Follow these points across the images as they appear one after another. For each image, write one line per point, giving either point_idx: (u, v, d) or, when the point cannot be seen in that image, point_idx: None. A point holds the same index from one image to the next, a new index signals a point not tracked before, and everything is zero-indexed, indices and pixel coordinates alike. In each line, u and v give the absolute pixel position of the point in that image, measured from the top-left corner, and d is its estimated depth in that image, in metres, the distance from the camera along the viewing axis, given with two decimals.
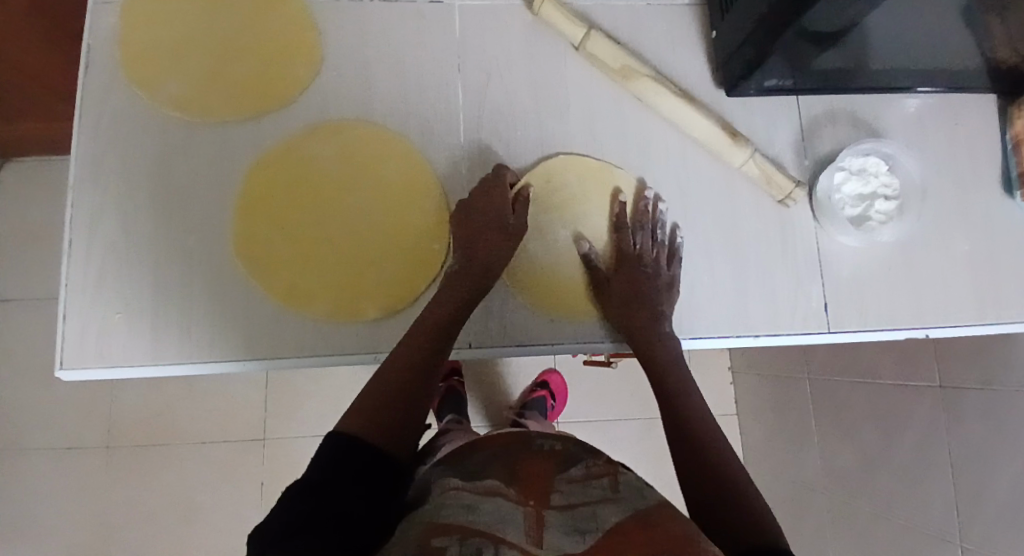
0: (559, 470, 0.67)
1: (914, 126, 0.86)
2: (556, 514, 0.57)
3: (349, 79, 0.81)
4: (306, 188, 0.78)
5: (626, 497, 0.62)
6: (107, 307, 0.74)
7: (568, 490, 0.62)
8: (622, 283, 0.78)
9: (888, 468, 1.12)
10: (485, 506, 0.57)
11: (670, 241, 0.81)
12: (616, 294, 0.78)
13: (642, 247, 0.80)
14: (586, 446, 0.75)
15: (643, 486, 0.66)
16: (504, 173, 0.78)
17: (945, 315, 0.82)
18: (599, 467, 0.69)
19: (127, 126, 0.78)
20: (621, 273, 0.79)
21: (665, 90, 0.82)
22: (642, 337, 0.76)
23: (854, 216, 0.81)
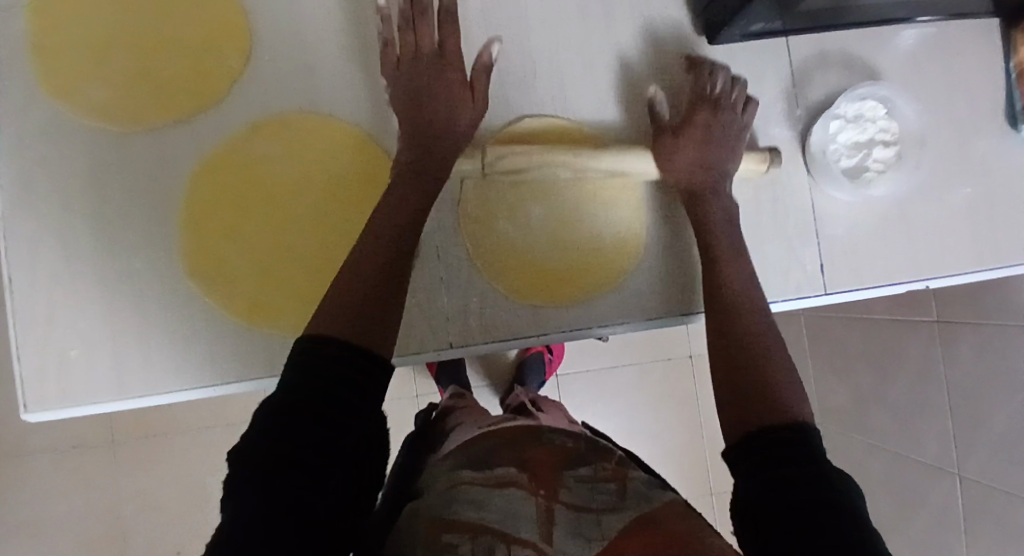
0: (567, 466, 0.63)
1: (912, 62, 0.78)
2: (564, 511, 0.55)
3: (287, 65, 0.73)
4: (256, 194, 0.71)
5: (633, 504, 0.58)
6: (63, 344, 0.70)
7: (578, 487, 0.59)
8: (691, 132, 0.72)
9: (886, 401, 1.12)
10: (494, 501, 0.55)
11: (744, 83, 0.74)
12: (681, 146, 0.72)
13: (719, 91, 0.74)
14: (596, 445, 0.72)
15: (653, 491, 0.62)
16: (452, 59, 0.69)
17: (945, 264, 0.78)
18: (609, 471, 0.64)
19: (50, 144, 0.70)
20: (699, 116, 0.72)
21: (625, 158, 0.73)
22: (697, 184, 0.72)
23: (849, 167, 0.76)
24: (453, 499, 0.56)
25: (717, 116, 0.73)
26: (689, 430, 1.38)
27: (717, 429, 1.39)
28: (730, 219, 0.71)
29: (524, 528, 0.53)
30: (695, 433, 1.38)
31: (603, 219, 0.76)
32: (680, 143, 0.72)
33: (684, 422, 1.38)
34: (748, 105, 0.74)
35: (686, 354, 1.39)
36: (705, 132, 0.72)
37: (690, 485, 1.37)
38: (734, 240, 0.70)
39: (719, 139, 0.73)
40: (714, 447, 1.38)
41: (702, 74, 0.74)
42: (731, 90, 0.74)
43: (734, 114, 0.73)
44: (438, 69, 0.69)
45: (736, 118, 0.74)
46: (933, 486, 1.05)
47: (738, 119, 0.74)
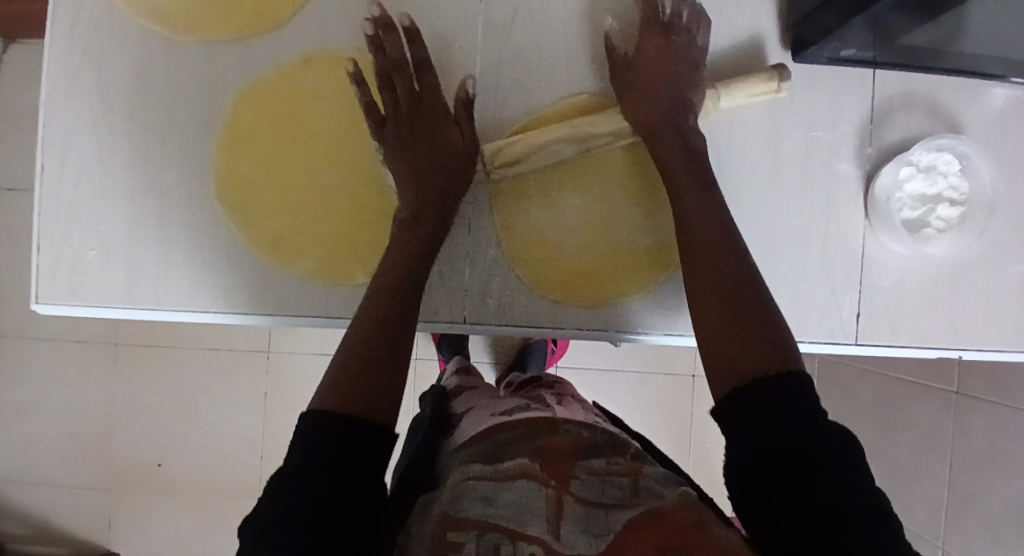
0: (581, 454, 0.60)
1: (997, 121, 0.74)
2: (580, 500, 0.53)
3: (354, 4, 0.70)
4: (296, 128, 0.69)
5: (643, 501, 0.54)
6: (81, 242, 0.69)
7: (590, 479, 0.56)
8: (654, 44, 0.69)
9: (884, 461, 1.08)
10: (505, 496, 0.53)
11: (695, 1, 0.70)
12: (648, 46, 0.69)
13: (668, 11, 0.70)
14: (614, 438, 0.67)
15: (667, 490, 0.57)
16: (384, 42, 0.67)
17: (984, 339, 0.75)
18: (622, 464, 0.59)
19: (104, 38, 0.69)
20: (648, 43, 0.69)
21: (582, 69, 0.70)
22: (669, 107, 0.68)
23: (910, 219, 0.72)
24: (462, 494, 0.53)
25: (670, 40, 0.69)
26: (678, 446, 1.36)
27: (704, 451, 1.36)
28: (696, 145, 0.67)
29: (534, 525, 0.50)
30: (684, 451, 1.36)
31: (626, 228, 0.72)
32: (647, 93, 0.68)
33: (673, 438, 1.36)
34: (703, 24, 0.70)
35: (690, 372, 1.36)
36: (662, 58, 0.68)
37: None
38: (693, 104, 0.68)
39: (677, 63, 0.69)
40: (698, 469, 1.36)
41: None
42: (681, 8, 0.70)
43: (691, 38, 0.70)
44: (388, 67, 0.68)
45: (693, 40, 0.70)
46: None
47: (699, 38, 0.70)
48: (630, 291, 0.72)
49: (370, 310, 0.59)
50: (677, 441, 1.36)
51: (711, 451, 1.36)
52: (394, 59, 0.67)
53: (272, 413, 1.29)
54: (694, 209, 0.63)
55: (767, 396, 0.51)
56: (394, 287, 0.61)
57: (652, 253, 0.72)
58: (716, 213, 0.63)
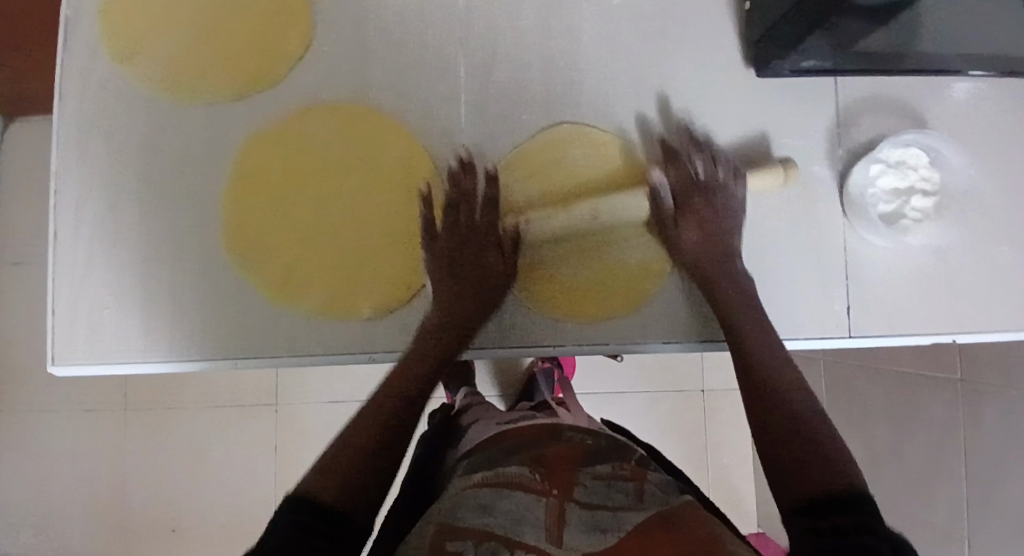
0: (585, 461, 0.62)
1: (960, 115, 0.78)
2: (578, 509, 0.54)
3: (344, 57, 0.75)
4: (297, 175, 0.73)
5: (650, 505, 0.57)
6: (96, 300, 0.72)
7: (595, 484, 0.58)
8: (690, 223, 0.74)
9: (898, 460, 1.07)
10: (502, 505, 0.54)
11: (731, 162, 0.75)
12: (682, 231, 0.74)
13: (703, 175, 0.75)
14: (617, 443, 0.70)
15: (673, 496, 0.60)
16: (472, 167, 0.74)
17: (975, 323, 0.77)
18: (627, 470, 0.62)
19: (111, 107, 0.73)
20: (694, 205, 0.74)
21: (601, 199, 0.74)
22: (707, 278, 0.72)
23: (886, 213, 0.75)
24: (463, 504, 0.56)
25: (711, 201, 0.74)
26: (694, 465, 1.36)
27: (722, 466, 1.37)
28: (748, 299, 0.71)
29: (531, 534, 0.52)
30: (700, 468, 1.36)
31: (624, 248, 0.75)
32: (684, 235, 0.74)
33: (687, 456, 1.36)
34: (738, 179, 0.74)
35: (699, 388, 1.37)
36: (701, 214, 0.74)
37: None
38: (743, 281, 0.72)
39: (718, 218, 0.74)
40: (717, 485, 1.36)
41: (678, 165, 0.75)
42: (713, 154, 0.75)
43: (720, 185, 0.74)
44: (457, 194, 0.74)
45: (734, 192, 0.74)
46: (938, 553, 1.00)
47: (723, 158, 0.75)
48: (637, 309, 0.75)
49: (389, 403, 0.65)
50: (692, 458, 1.36)
51: (729, 465, 1.37)
52: (462, 185, 0.74)
53: (285, 465, 1.30)
54: (745, 335, 0.68)
55: (821, 502, 0.53)
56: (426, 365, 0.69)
57: (647, 267, 0.75)
58: (758, 320, 0.70)
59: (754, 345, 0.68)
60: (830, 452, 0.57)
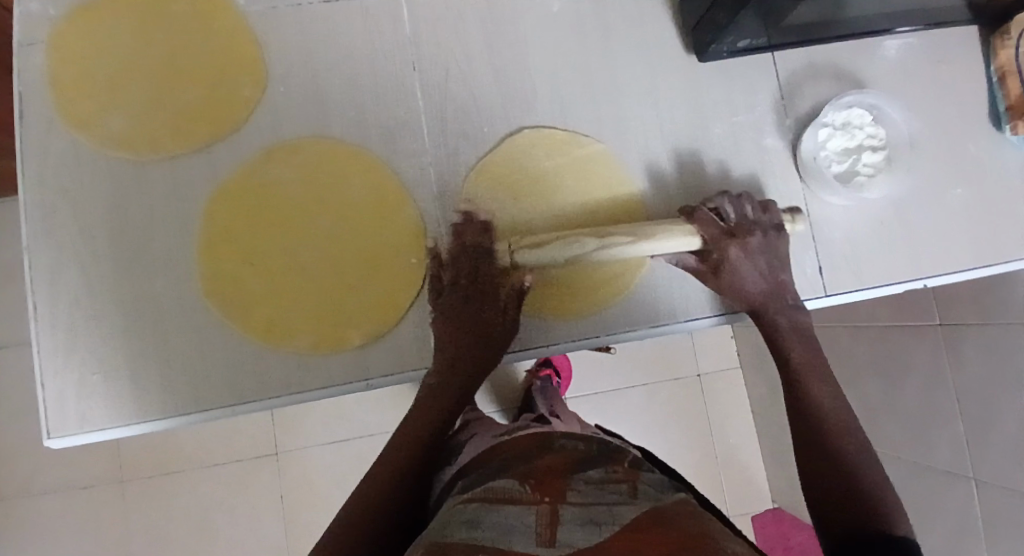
0: (575, 470, 0.64)
1: (896, 71, 0.82)
2: (569, 512, 0.55)
3: (300, 95, 0.76)
4: (270, 217, 0.74)
5: (643, 501, 0.59)
6: (84, 368, 0.71)
7: (588, 488, 0.60)
8: (735, 249, 0.72)
9: (895, 411, 1.09)
10: (493, 516, 0.55)
11: (768, 208, 0.74)
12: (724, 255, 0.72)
13: (734, 219, 0.73)
14: (608, 447, 0.73)
15: (664, 494, 0.62)
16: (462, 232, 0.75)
17: (943, 264, 0.80)
18: (619, 474, 0.64)
19: (74, 175, 0.74)
20: (732, 250, 0.72)
21: (613, 240, 0.70)
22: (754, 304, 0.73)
23: (841, 173, 0.78)
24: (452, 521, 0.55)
25: (759, 238, 0.73)
26: (701, 450, 1.37)
27: (730, 447, 1.38)
28: (806, 332, 0.72)
29: (523, 536, 0.52)
30: (707, 452, 1.37)
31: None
32: (745, 283, 0.73)
33: (692, 442, 1.37)
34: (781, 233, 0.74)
35: (695, 373, 1.39)
36: (761, 253, 0.73)
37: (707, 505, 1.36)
38: (798, 321, 0.72)
39: (773, 256, 0.73)
40: (727, 466, 1.37)
41: (714, 209, 0.73)
42: (744, 213, 0.74)
43: (762, 234, 0.73)
44: (461, 251, 0.74)
45: (773, 242, 0.73)
46: (947, 495, 1.01)
47: (773, 234, 0.74)
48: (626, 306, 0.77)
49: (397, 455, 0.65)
50: (697, 444, 1.37)
51: (736, 444, 1.38)
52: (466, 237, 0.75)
53: (294, 514, 1.28)
54: (808, 385, 0.68)
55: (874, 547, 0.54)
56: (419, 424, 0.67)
57: (629, 266, 0.77)
58: (810, 344, 0.71)
59: (816, 393, 0.67)
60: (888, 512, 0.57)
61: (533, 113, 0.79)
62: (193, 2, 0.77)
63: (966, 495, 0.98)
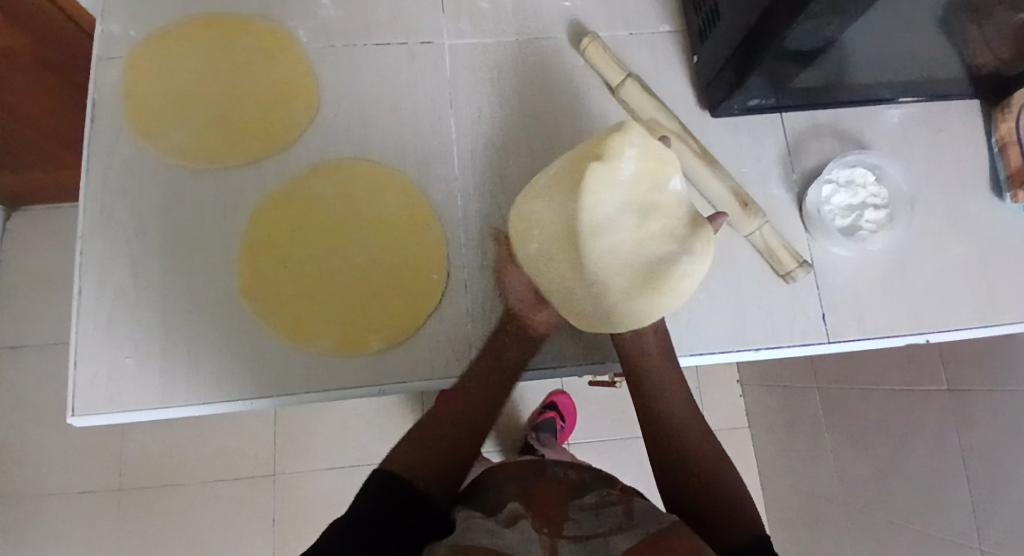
0: (572, 498, 0.66)
1: (899, 136, 0.88)
2: (567, 543, 0.56)
3: (345, 121, 0.84)
4: (307, 226, 0.80)
5: (640, 524, 0.60)
6: (118, 351, 0.76)
7: (584, 516, 0.61)
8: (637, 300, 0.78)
9: (902, 476, 1.08)
10: (497, 538, 0.56)
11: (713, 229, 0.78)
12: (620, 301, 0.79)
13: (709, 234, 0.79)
14: (600, 474, 0.73)
15: (659, 513, 0.64)
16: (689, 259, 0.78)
17: (944, 320, 0.83)
18: (614, 496, 0.67)
19: (135, 176, 0.81)
20: None
21: (688, 149, 0.82)
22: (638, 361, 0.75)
23: (844, 227, 0.83)
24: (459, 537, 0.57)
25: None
26: None
27: None
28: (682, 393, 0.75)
29: None
30: None
31: (614, 242, 0.69)
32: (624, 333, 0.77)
33: None
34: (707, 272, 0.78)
35: None
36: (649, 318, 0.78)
37: None
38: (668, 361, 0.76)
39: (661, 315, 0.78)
40: None
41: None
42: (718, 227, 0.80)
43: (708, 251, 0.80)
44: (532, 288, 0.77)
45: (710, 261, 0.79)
46: None
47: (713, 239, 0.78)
48: (632, 306, 0.70)
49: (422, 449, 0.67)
50: None
51: None
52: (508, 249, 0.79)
53: (287, 538, 1.27)
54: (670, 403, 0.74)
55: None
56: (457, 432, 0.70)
57: (634, 262, 0.70)
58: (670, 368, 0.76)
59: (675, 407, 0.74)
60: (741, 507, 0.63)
61: (555, 151, 0.86)
62: (259, 35, 0.86)
63: None
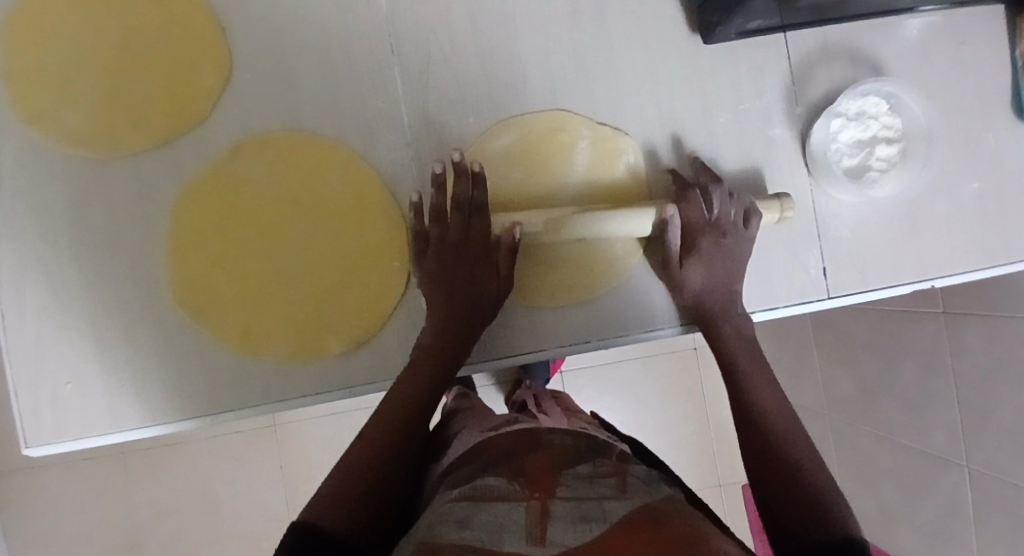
0: (565, 462, 0.63)
1: (918, 53, 0.76)
2: (561, 507, 0.55)
3: (268, 84, 0.71)
4: (243, 216, 0.70)
5: (633, 496, 0.58)
6: (55, 376, 0.69)
7: (577, 480, 0.60)
8: (695, 264, 0.71)
9: (891, 393, 1.07)
10: (482, 517, 0.54)
11: (742, 196, 0.71)
12: (688, 273, 0.71)
13: (719, 214, 0.70)
14: (595, 442, 0.72)
15: (651, 484, 0.62)
16: (696, 234, 0.71)
17: (952, 263, 0.76)
18: (607, 467, 0.64)
19: (32, 172, 0.69)
20: (701, 246, 0.71)
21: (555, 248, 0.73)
22: (706, 311, 0.71)
23: (852, 167, 0.73)
24: (439, 519, 0.54)
25: (719, 241, 0.71)
26: (695, 421, 1.37)
27: (723, 420, 1.38)
28: (749, 341, 0.71)
29: (512, 540, 0.51)
30: (700, 423, 1.37)
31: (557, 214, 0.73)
32: (700, 283, 0.71)
33: (686, 414, 1.37)
34: (750, 220, 0.70)
35: (692, 346, 1.37)
36: (707, 258, 0.71)
37: (698, 476, 1.37)
38: (745, 332, 0.71)
39: (724, 260, 0.71)
40: (720, 439, 1.37)
41: (691, 202, 0.70)
42: (729, 210, 0.70)
43: (737, 236, 0.71)
44: (446, 202, 0.67)
45: (740, 237, 0.71)
46: (938, 479, 1.01)
47: (745, 238, 0.71)
48: (554, 289, 0.73)
49: (376, 432, 0.64)
50: (691, 417, 1.37)
51: (730, 417, 1.38)
52: (451, 193, 0.67)
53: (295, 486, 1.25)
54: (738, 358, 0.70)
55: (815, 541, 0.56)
56: (403, 414, 0.65)
57: (572, 239, 0.73)
58: (755, 359, 0.70)
59: (764, 397, 0.67)
60: (833, 508, 0.58)
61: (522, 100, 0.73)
62: None
63: (957, 481, 0.97)
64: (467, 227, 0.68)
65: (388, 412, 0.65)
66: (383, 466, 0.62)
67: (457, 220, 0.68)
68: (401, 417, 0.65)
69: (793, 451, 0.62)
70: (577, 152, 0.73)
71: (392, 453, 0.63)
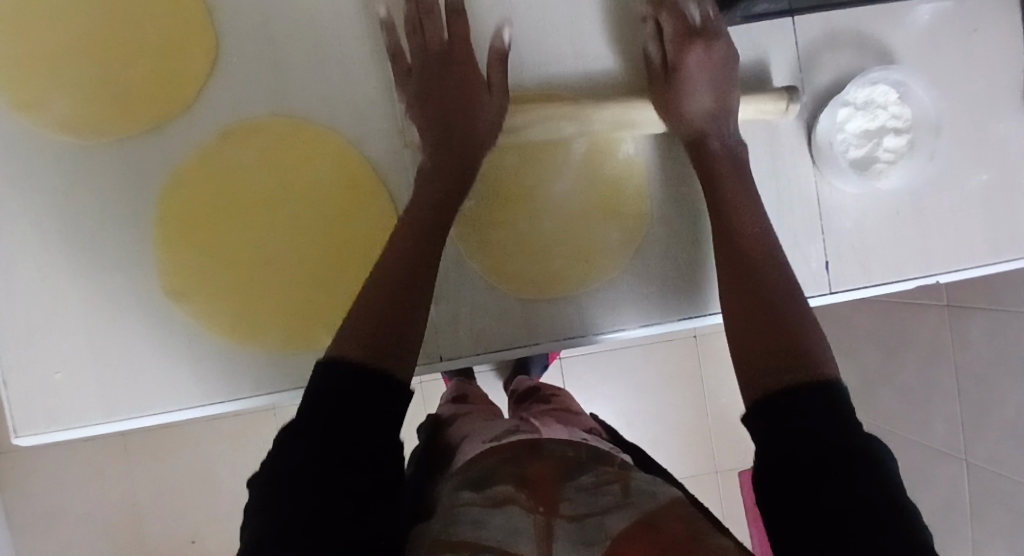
0: (569, 472, 0.62)
1: (929, 39, 0.73)
2: (566, 524, 0.55)
3: (256, 68, 0.69)
4: (231, 205, 0.69)
5: (637, 505, 0.57)
6: (45, 365, 0.69)
7: (580, 493, 0.59)
8: (694, 63, 0.69)
9: (892, 384, 1.06)
10: (490, 525, 0.54)
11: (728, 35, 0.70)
12: (687, 61, 0.69)
13: (700, 18, 0.70)
14: (598, 451, 0.69)
15: (656, 490, 0.60)
16: (679, 17, 0.70)
17: (958, 257, 0.75)
18: (609, 474, 0.63)
19: (16, 159, 0.68)
20: (690, 50, 0.69)
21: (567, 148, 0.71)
22: (694, 135, 0.69)
23: (858, 158, 0.71)
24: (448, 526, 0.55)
25: (708, 46, 0.69)
26: (694, 409, 1.37)
27: (723, 407, 1.37)
28: (738, 158, 0.68)
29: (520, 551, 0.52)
30: (699, 411, 1.37)
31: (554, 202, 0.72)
32: (694, 103, 0.69)
33: (685, 401, 1.37)
34: (723, 35, 0.71)
35: (693, 334, 1.36)
36: (702, 70, 0.69)
37: (696, 463, 1.37)
38: (736, 158, 0.68)
39: (719, 77, 0.69)
40: (718, 426, 1.37)
41: (677, 9, 0.70)
42: (708, 13, 0.70)
43: (723, 43, 0.70)
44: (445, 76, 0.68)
45: (724, 39, 0.70)
46: (937, 471, 1.00)
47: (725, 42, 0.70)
48: (550, 277, 0.72)
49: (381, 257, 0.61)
50: (690, 404, 1.37)
51: (730, 405, 1.37)
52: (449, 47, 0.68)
53: None
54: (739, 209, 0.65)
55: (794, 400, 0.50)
56: (411, 230, 0.62)
57: (569, 230, 0.72)
58: (742, 186, 0.66)
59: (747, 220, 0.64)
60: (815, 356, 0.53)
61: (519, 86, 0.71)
62: None
63: (956, 473, 0.96)
64: (469, 117, 0.67)
65: (402, 244, 0.62)
66: (394, 275, 0.59)
67: (460, 98, 0.67)
68: (407, 246, 0.61)
69: (789, 310, 0.57)
70: (574, 140, 0.71)
71: (397, 255, 0.60)
